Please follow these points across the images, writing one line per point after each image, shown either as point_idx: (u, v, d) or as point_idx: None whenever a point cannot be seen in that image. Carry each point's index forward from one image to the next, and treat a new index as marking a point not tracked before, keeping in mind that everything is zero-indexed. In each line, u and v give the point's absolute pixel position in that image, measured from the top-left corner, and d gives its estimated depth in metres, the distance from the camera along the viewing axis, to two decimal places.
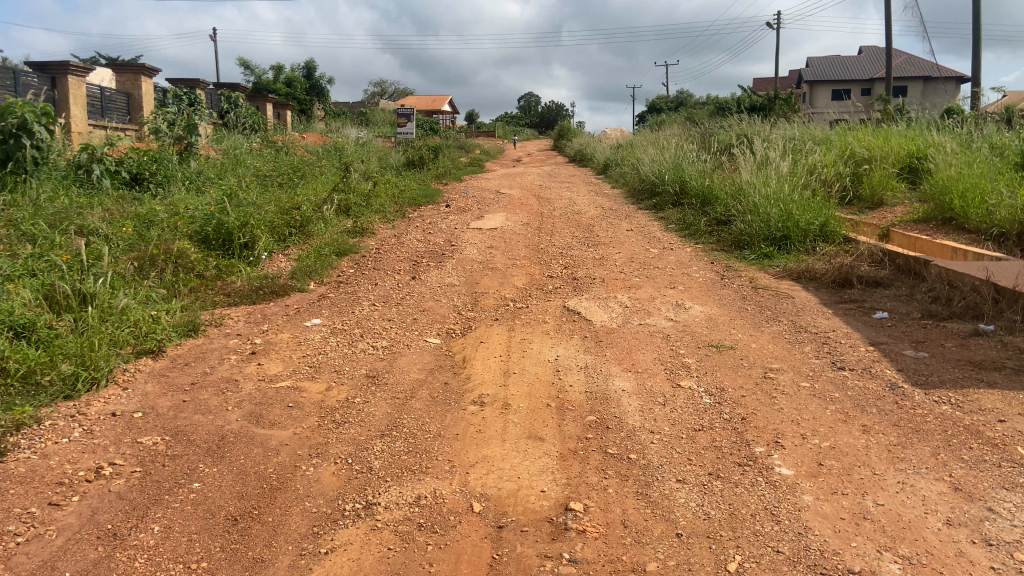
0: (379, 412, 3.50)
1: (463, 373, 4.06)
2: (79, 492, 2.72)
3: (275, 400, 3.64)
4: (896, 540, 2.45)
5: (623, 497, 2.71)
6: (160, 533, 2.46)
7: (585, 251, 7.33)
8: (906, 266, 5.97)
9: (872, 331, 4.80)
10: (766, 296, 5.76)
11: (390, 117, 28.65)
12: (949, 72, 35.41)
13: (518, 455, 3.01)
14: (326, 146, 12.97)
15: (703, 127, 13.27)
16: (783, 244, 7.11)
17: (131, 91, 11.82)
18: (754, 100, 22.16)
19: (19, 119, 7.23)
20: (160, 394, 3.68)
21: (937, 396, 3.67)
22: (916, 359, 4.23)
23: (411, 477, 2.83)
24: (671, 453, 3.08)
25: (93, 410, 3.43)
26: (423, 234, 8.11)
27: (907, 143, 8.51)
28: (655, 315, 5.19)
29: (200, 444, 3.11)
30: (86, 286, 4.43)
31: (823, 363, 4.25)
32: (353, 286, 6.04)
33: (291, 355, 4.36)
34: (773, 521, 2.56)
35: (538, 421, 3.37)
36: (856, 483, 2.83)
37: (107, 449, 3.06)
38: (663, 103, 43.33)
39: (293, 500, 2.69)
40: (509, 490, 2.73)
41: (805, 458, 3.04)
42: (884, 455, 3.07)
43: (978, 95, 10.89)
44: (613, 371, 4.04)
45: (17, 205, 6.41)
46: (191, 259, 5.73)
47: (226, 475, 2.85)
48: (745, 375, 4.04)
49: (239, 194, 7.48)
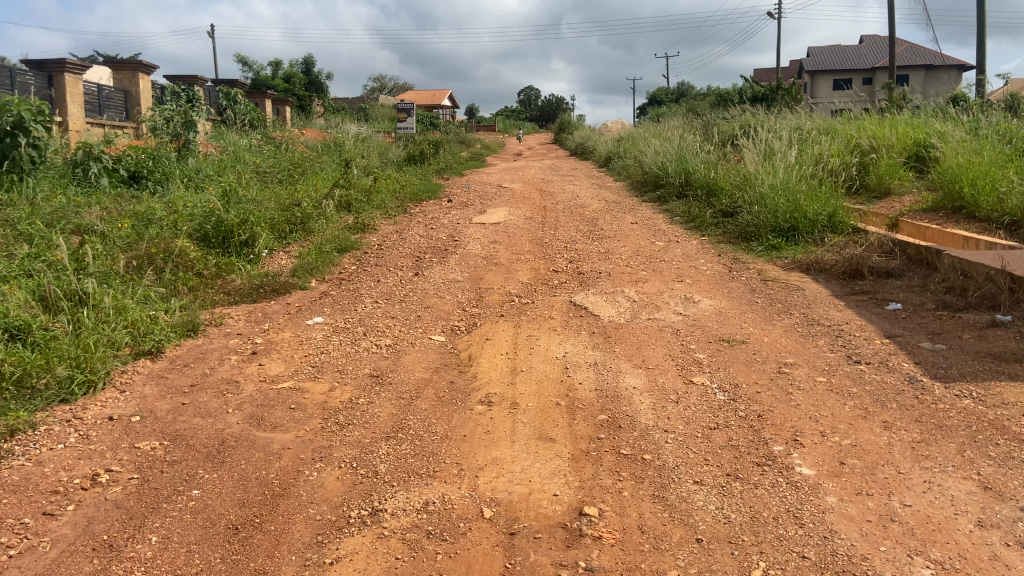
0: (383, 413, 3.40)
1: (469, 371, 3.96)
2: (74, 501, 2.61)
3: (277, 401, 3.53)
4: (927, 544, 2.34)
5: (638, 501, 2.61)
6: (158, 544, 2.35)
7: (590, 245, 7.22)
8: (917, 256, 5.85)
9: (886, 324, 4.68)
10: (776, 288, 5.64)
11: (388, 112, 28.48)
12: (951, 62, 35.19)
13: (528, 457, 2.91)
14: (326, 142, 12.85)
15: (705, 118, 13.14)
16: (791, 235, 6.98)
17: (129, 88, 11.73)
18: (756, 90, 22.02)
19: (15, 117, 7.09)
20: (158, 397, 3.57)
21: (958, 390, 3.56)
22: (934, 352, 4.12)
23: (418, 482, 2.73)
24: (687, 453, 2.97)
25: (89, 414, 3.33)
26: (426, 229, 8.01)
27: (913, 132, 8.38)
28: (664, 309, 5.07)
29: (200, 449, 3.00)
30: (80, 286, 4.31)
31: (838, 357, 4.14)
32: (354, 284, 5.93)
33: (292, 355, 4.26)
34: (796, 524, 2.45)
35: (548, 421, 3.27)
36: (880, 483, 2.72)
37: (103, 455, 2.95)
38: (663, 94, 43.13)
39: (297, 507, 2.58)
40: (520, 494, 2.63)
41: (826, 457, 2.93)
42: (908, 453, 2.96)
43: (983, 82, 10.76)
44: (623, 368, 3.93)
45: (14, 204, 6.31)
46: (191, 258, 5.58)
47: (227, 481, 2.74)
48: (760, 370, 3.93)
49: (238, 191, 7.37)
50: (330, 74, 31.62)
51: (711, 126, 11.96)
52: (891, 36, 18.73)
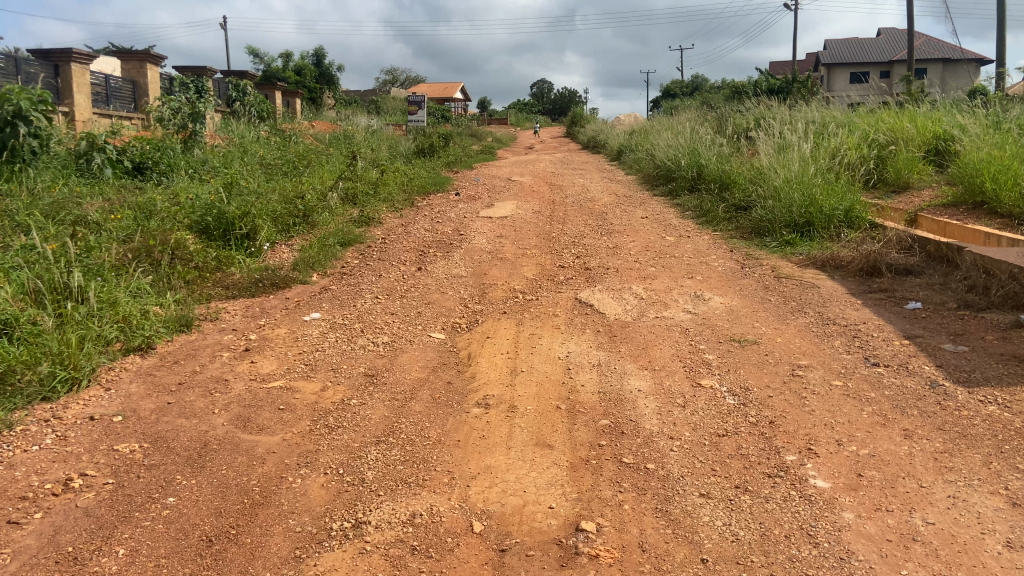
0: (375, 415, 3.25)
1: (467, 371, 3.80)
2: (43, 508, 2.48)
3: (265, 401, 3.40)
4: (952, 567, 2.16)
5: (639, 515, 2.43)
6: (125, 558, 2.21)
7: (599, 240, 7.05)
8: (937, 253, 5.64)
9: (905, 324, 4.47)
10: (789, 286, 5.43)
11: (399, 105, 28.37)
12: (971, 55, 34.51)
13: (524, 466, 2.75)
14: (336, 134, 12.71)
15: (718, 111, 12.88)
16: (806, 231, 6.76)
17: (137, 79, 11.65)
18: (771, 83, 21.68)
19: (15, 106, 7.00)
20: (143, 395, 3.44)
21: (982, 396, 3.36)
22: (956, 354, 3.92)
23: (406, 492, 2.57)
24: (693, 462, 2.79)
25: (70, 414, 3.20)
26: (432, 222, 7.86)
27: (933, 124, 8.11)
28: (673, 307, 4.89)
29: (181, 452, 2.86)
30: (71, 278, 4.17)
31: (854, 359, 3.94)
32: (355, 278, 5.79)
33: (286, 352, 4.12)
34: (810, 544, 2.27)
35: (547, 426, 3.10)
36: (901, 497, 2.54)
37: (79, 458, 2.82)
38: (677, 87, 42.68)
39: (276, 517, 2.44)
40: (513, 506, 2.47)
41: (842, 468, 2.75)
42: (930, 465, 2.77)
43: (1003, 75, 10.45)
44: (628, 369, 3.75)
45: (14, 193, 6.22)
46: (190, 250, 5.41)
47: (205, 488, 2.60)
48: (772, 373, 3.74)
49: (240, 183, 7.25)
50: (343, 66, 31.59)
51: (725, 119, 11.70)
52: (911, 30, 18.38)
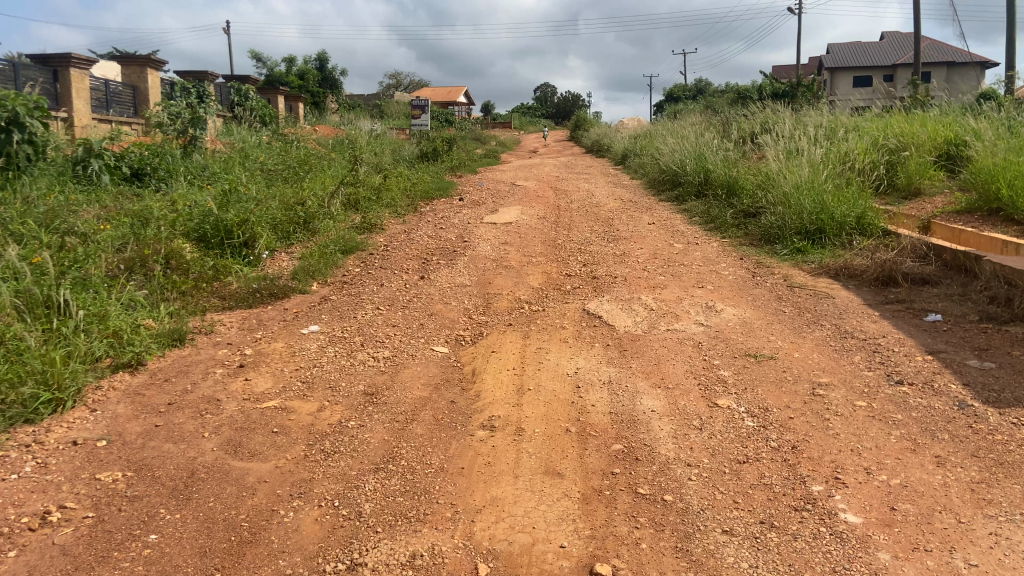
0: (375, 439, 3.08)
1: (471, 390, 3.62)
2: (17, 545, 2.32)
3: (259, 424, 3.22)
4: None
5: (658, 555, 2.26)
6: None
7: (605, 247, 6.86)
8: (955, 262, 5.44)
9: (928, 338, 4.28)
10: (803, 296, 5.25)
11: (401, 109, 28.22)
12: (977, 58, 34.29)
13: (533, 497, 2.57)
14: (338, 139, 12.57)
15: (725, 114, 12.70)
16: (817, 238, 6.57)
17: (137, 84, 11.52)
18: (777, 87, 21.49)
19: (9, 112, 6.85)
20: (131, 417, 3.27)
21: (1015, 418, 3.17)
22: (983, 371, 3.72)
23: (405, 528, 2.39)
24: (713, 493, 2.61)
25: (52, 438, 3.03)
26: (435, 229, 7.69)
27: (945, 129, 7.93)
28: (684, 319, 4.70)
29: (166, 482, 2.69)
30: (59, 293, 4.00)
31: (877, 376, 3.75)
32: (356, 288, 5.62)
33: (282, 368, 3.95)
34: None
35: (556, 451, 2.92)
36: (939, 535, 2.35)
37: (59, 488, 2.66)
38: (681, 91, 42.50)
39: (265, 558, 2.26)
40: (522, 545, 2.29)
41: (873, 501, 2.56)
42: (967, 497, 2.58)
43: (1013, 77, 10.28)
44: (641, 388, 3.57)
45: (6, 200, 6.07)
46: (186, 260, 5.24)
47: (190, 523, 2.43)
48: (791, 392, 3.55)
49: (239, 189, 7.10)
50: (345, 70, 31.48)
51: (731, 123, 11.51)
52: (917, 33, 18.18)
